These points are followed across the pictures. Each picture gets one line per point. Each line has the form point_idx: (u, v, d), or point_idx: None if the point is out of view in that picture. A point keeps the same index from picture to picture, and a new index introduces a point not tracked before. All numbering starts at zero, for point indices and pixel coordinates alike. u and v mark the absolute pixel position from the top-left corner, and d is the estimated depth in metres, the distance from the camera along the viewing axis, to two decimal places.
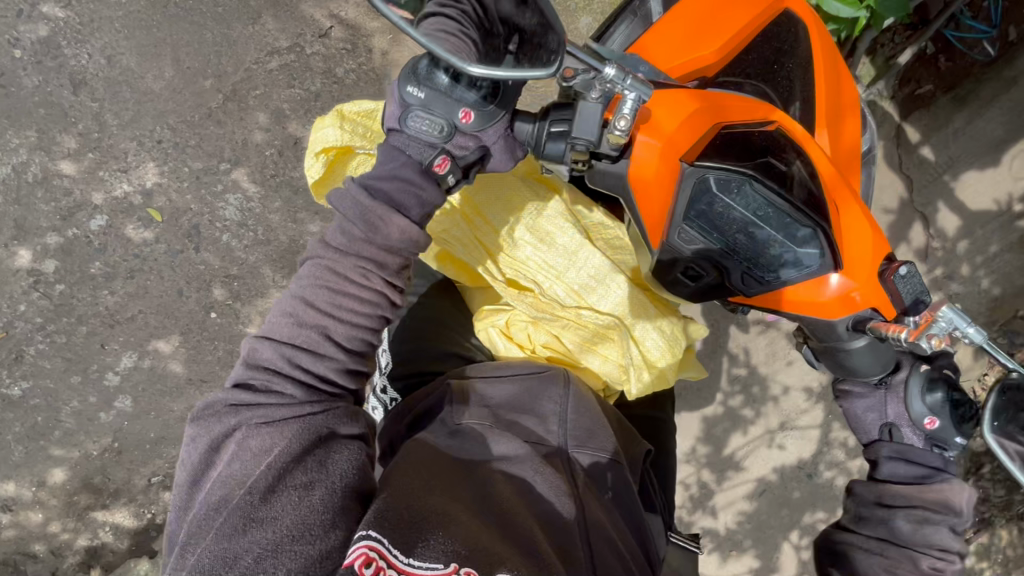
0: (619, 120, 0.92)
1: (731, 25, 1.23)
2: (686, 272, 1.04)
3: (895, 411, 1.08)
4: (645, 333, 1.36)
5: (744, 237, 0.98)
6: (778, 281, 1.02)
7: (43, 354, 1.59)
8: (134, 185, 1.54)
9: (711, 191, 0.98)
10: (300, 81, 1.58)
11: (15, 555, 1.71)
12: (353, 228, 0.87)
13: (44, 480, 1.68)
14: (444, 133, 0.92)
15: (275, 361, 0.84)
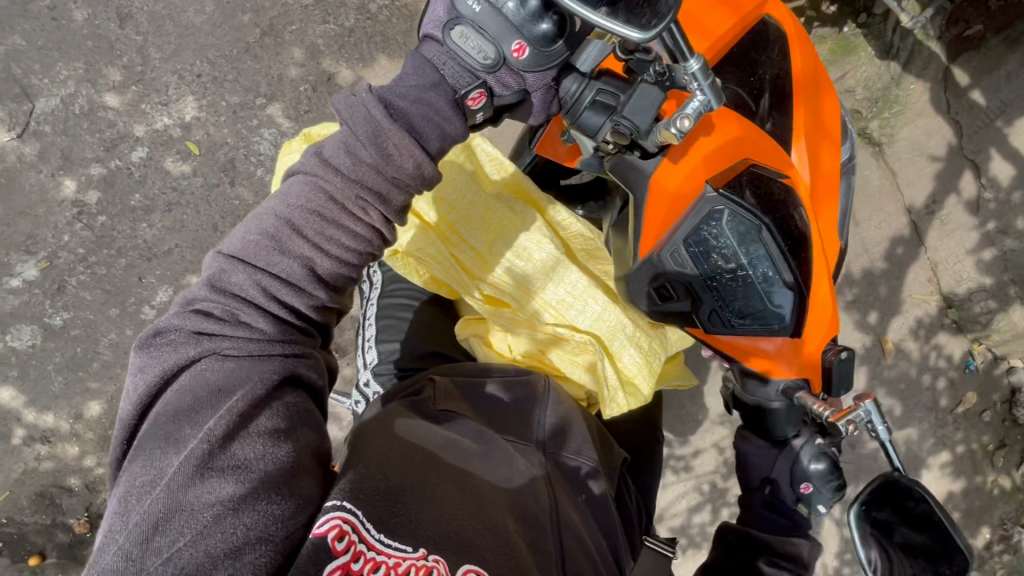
0: (682, 117, 0.89)
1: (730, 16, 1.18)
2: (659, 289, 1.14)
3: (784, 472, 1.28)
4: (622, 350, 1.38)
5: (729, 274, 1.06)
6: (746, 327, 1.11)
7: (84, 285, 1.63)
8: (174, 118, 1.59)
9: (706, 228, 1.05)
10: (334, 17, 1.62)
11: (51, 488, 1.74)
12: (362, 151, 0.80)
13: (81, 413, 1.71)
14: (490, 64, 0.83)
15: (247, 287, 0.78)
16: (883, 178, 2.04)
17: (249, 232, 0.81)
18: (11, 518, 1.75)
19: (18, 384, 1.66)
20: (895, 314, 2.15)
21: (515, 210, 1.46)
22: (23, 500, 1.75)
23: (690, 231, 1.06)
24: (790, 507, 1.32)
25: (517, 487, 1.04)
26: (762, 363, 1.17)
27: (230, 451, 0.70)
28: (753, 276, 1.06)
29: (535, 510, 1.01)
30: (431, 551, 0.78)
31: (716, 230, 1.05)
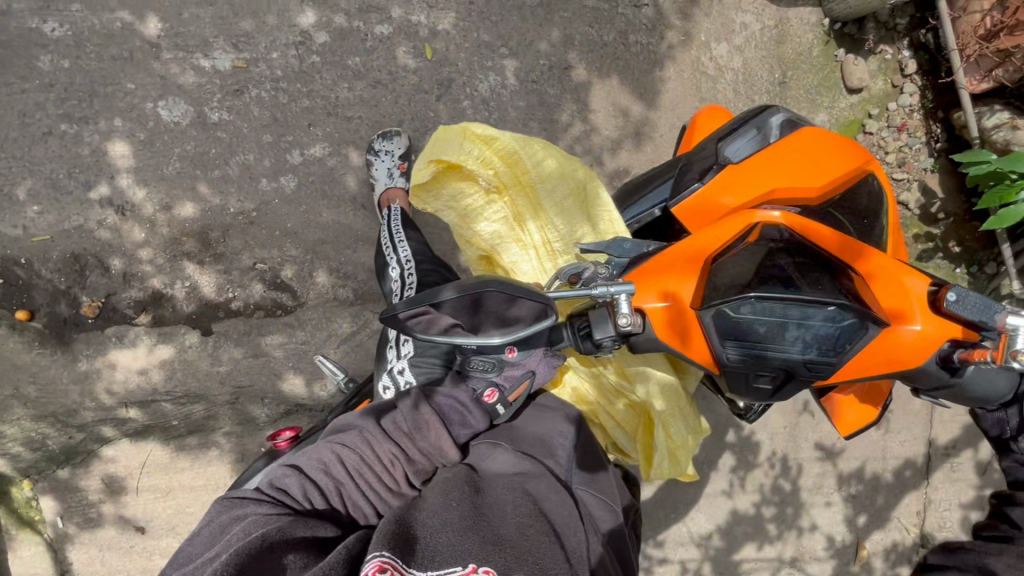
0: (619, 317, 0.98)
1: (836, 168, 1.24)
2: (757, 375, 0.99)
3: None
4: (669, 427, 1.30)
5: (793, 329, 0.97)
6: (851, 347, 0.97)
7: (259, 102, 1.64)
8: (428, 21, 1.69)
9: (730, 321, 0.99)
10: (599, 26, 1.77)
11: (91, 257, 1.62)
12: (402, 423, 1.08)
13: (172, 207, 1.64)
14: (494, 368, 1.20)
15: (295, 487, 0.93)
16: (924, 407, 2.21)
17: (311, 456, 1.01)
18: (29, 263, 1.60)
19: (137, 147, 1.60)
20: (879, 527, 2.26)
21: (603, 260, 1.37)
22: (54, 253, 1.61)
23: (716, 341, 1.00)
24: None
25: (557, 505, 1.00)
26: (900, 367, 1.00)
27: (282, 559, 0.77)
28: (807, 322, 0.96)
29: (572, 532, 0.96)
30: (480, 566, 0.79)
31: (743, 315, 0.98)
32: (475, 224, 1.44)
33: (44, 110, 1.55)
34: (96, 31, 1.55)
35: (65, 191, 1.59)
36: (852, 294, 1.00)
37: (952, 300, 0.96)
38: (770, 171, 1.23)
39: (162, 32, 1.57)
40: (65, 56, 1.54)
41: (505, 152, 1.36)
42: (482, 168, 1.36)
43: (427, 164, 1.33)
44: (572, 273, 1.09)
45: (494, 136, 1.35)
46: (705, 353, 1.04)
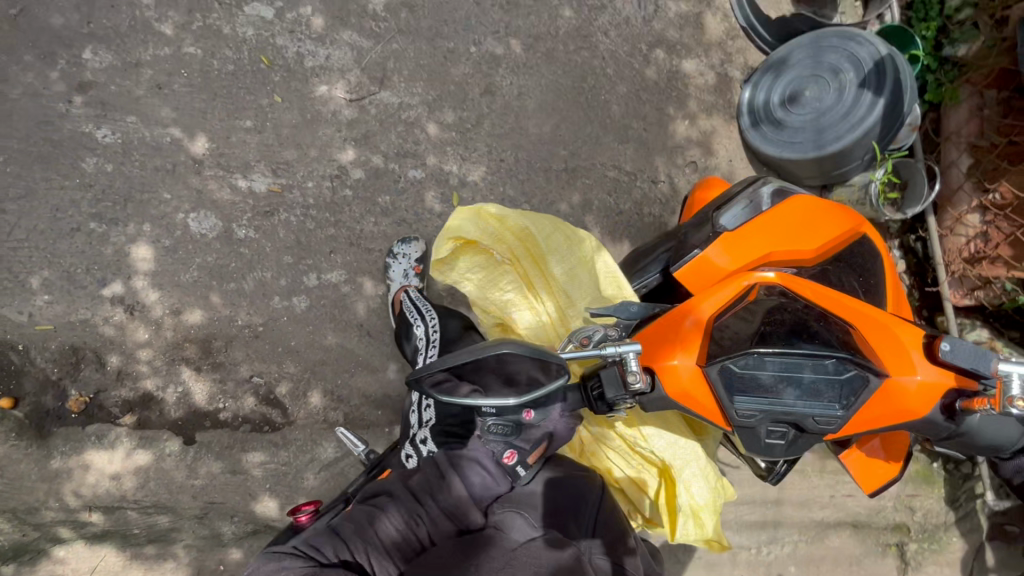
0: (629, 376, 1.01)
1: (825, 234, 1.31)
2: (769, 433, 1.00)
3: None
4: (689, 483, 1.33)
5: (790, 390, 0.98)
6: (853, 402, 0.98)
7: (286, 225, 1.70)
8: (459, 172, 1.79)
9: (737, 376, 1.00)
10: (617, 195, 1.88)
11: (90, 352, 1.63)
12: (428, 480, 1.17)
13: (181, 313, 1.66)
14: (511, 430, 1.17)
15: (324, 544, 1.04)
16: None
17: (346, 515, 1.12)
18: (25, 350, 1.59)
19: (160, 252, 1.64)
20: None
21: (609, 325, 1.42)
22: (53, 343, 1.61)
23: (726, 396, 1.01)
24: None
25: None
26: (905, 418, 1.02)
27: None
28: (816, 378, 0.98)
29: None
30: None
31: (750, 368, 1.00)
32: (492, 292, 1.51)
33: (77, 207, 1.60)
34: (145, 142, 1.63)
35: (79, 284, 1.61)
36: (851, 345, 1.02)
37: (946, 351, 1.00)
38: (764, 238, 1.29)
39: (207, 150, 1.66)
40: (110, 161, 1.61)
41: (516, 228, 1.48)
42: (495, 243, 1.48)
43: (445, 242, 1.46)
44: (584, 335, 1.15)
45: (504, 215, 1.49)
46: (714, 408, 1.05)
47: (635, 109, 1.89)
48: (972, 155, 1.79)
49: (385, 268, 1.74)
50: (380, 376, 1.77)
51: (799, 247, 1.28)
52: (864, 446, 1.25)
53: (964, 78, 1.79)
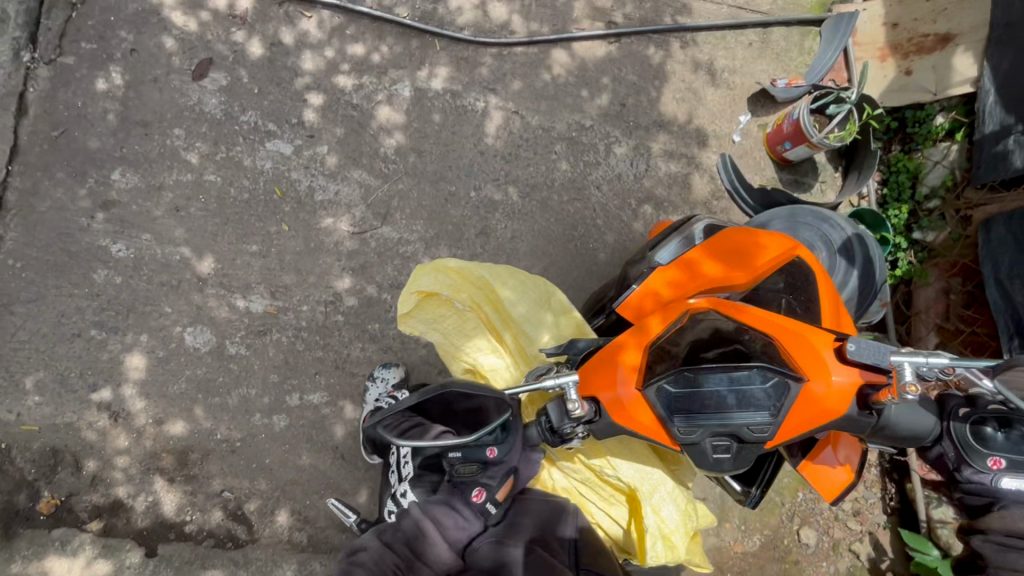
0: (572, 403, 1.02)
1: (758, 255, 1.30)
2: (714, 446, 0.99)
3: (957, 453, 0.99)
4: (660, 502, 1.33)
5: (725, 405, 0.97)
6: (782, 409, 0.98)
7: (277, 345, 1.77)
8: None
9: (674, 396, 1.01)
10: None
11: (69, 454, 1.67)
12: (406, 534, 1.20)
13: (164, 423, 1.71)
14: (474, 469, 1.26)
15: None
16: None
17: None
18: (7, 449, 1.64)
19: (152, 363, 1.71)
20: None
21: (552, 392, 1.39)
22: (35, 444, 1.65)
23: (667, 415, 1.01)
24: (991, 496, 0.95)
25: None
26: (829, 418, 1.01)
27: None
28: (742, 389, 0.97)
29: None
30: None
31: (682, 387, 1.00)
32: (458, 340, 1.51)
33: (81, 314, 1.69)
34: (155, 258, 1.73)
35: (70, 388, 1.68)
36: (775, 358, 1.04)
37: (851, 350, 1.01)
38: (696, 267, 1.31)
39: (213, 270, 1.76)
40: (119, 273, 1.71)
41: (476, 278, 1.50)
42: (456, 293, 1.47)
43: (410, 295, 1.44)
44: (540, 372, 1.17)
45: (463, 267, 1.49)
46: (659, 429, 1.05)
47: (621, 257, 1.98)
48: (938, 335, 1.87)
49: (364, 389, 1.79)
50: (348, 499, 1.79)
51: (730, 269, 1.28)
52: (816, 457, 1.17)
53: (932, 262, 1.90)
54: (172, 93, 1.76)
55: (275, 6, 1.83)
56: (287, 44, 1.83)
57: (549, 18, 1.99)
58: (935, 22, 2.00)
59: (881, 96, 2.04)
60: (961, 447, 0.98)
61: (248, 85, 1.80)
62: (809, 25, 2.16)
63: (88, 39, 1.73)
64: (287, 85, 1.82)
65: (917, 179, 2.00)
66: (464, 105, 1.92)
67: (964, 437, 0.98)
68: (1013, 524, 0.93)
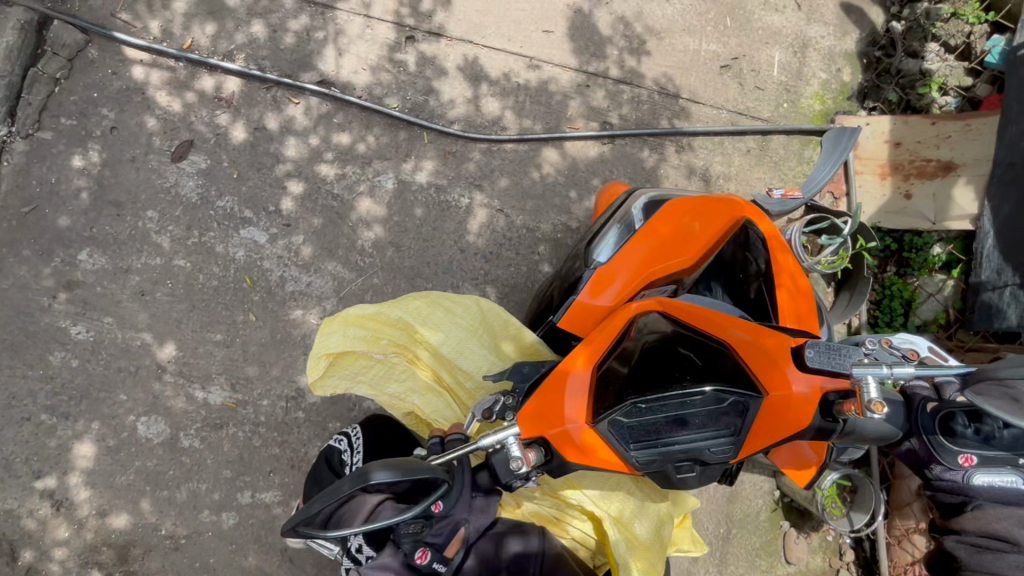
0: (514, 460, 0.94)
1: (693, 246, 1.39)
2: (677, 472, 0.93)
3: (927, 451, 1.06)
4: (632, 519, 1.31)
5: (680, 429, 0.92)
6: (743, 430, 0.94)
7: (232, 439, 1.71)
8: None
9: (627, 425, 0.93)
10: None
11: (5, 543, 1.61)
12: None
13: (107, 515, 1.65)
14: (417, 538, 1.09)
15: None
16: None
17: None
18: None
19: (101, 452, 1.66)
20: None
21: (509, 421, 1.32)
22: None
23: (623, 446, 0.94)
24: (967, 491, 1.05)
25: None
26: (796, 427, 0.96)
27: None
28: (694, 414, 0.92)
29: None
30: None
31: (636, 412, 0.93)
32: (388, 385, 1.41)
33: (33, 397, 1.64)
34: (115, 343, 1.68)
35: (14, 474, 1.62)
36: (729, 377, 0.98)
37: (811, 357, 0.94)
38: (640, 265, 1.36)
39: (173, 357, 1.70)
40: (76, 357, 1.66)
41: (392, 322, 1.36)
42: (372, 344, 1.36)
43: (319, 360, 1.32)
44: (485, 407, 1.08)
45: (374, 312, 1.35)
46: (615, 461, 0.96)
47: None
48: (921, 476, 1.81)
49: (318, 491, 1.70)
50: None
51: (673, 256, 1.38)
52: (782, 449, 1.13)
53: None
54: (149, 173, 1.73)
55: (262, 90, 1.80)
56: (272, 129, 1.79)
57: (543, 115, 1.95)
58: (937, 148, 1.93)
59: (876, 214, 1.97)
60: (933, 447, 1.05)
61: (228, 169, 1.76)
62: (810, 135, 2.08)
63: (68, 114, 1.70)
64: (268, 172, 1.78)
65: (910, 306, 1.95)
66: (447, 200, 1.87)
67: (933, 428, 1.05)
68: (986, 525, 1.04)
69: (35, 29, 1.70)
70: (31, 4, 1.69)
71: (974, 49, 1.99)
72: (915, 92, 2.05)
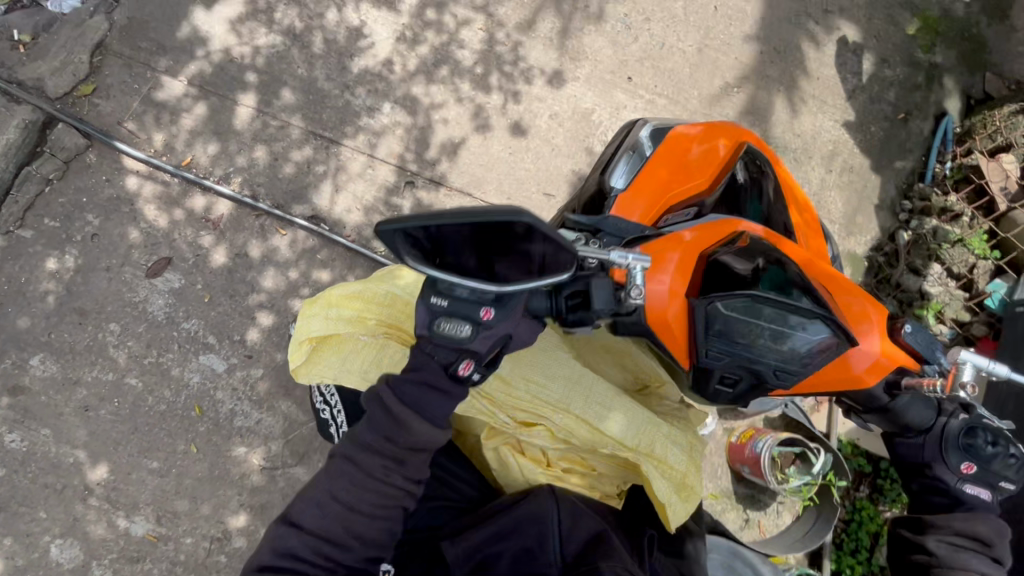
0: (633, 288, 1.03)
1: (707, 170, 1.54)
2: (722, 380, 1.12)
3: (937, 454, 1.24)
4: (665, 450, 1.23)
5: (767, 339, 1.07)
6: (813, 365, 1.11)
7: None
8: None
9: (722, 315, 1.08)
10: None
11: None
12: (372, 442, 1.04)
13: None
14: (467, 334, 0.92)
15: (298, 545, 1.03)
16: None
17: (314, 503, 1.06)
18: None
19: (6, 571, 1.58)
20: None
21: (528, 363, 1.24)
22: None
23: (701, 334, 1.10)
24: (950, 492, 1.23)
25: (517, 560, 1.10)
26: (855, 386, 1.22)
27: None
28: (789, 331, 1.08)
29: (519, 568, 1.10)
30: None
31: (743, 322, 1.08)
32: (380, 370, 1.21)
33: None
34: (46, 457, 1.63)
35: None
36: (825, 303, 1.14)
37: (909, 331, 1.29)
38: (672, 173, 1.51)
39: (103, 480, 1.64)
40: (4, 466, 1.60)
41: (380, 297, 1.25)
42: (358, 324, 1.23)
43: (300, 345, 1.24)
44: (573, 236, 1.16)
45: (358, 292, 1.26)
46: (685, 347, 1.15)
47: None
48: None
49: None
50: None
51: (695, 175, 1.52)
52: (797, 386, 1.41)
53: None
54: (120, 285, 1.71)
55: (251, 217, 1.78)
56: (252, 257, 1.77)
57: None
58: None
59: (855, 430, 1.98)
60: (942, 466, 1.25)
61: (200, 292, 1.74)
62: None
63: (53, 216, 1.70)
64: (240, 300, 1.75)
65: (877, 534, 1.92)
66: None
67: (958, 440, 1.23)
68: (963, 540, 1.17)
69: (39, 128, 1.71)
70: (40, 104, 1.71)
71: (976, 285, 2.00)
72: (911, 311, 2.01)
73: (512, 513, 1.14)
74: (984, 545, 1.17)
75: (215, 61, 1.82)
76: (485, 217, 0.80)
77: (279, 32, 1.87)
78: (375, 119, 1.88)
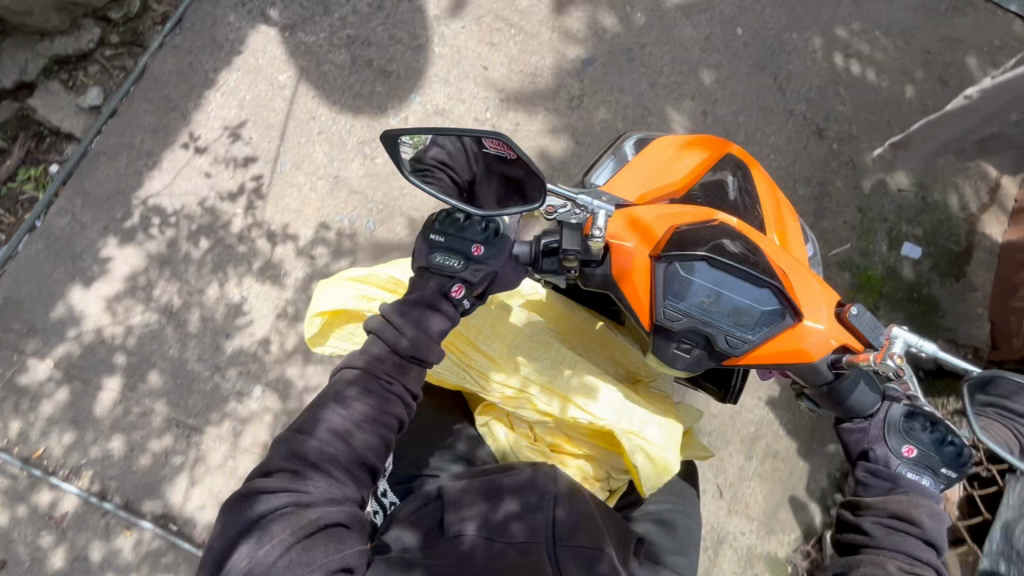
0: (597, 232, 0.97)
1: (687, 170, 1.37)
2: (677, 348, 0.99)
3: (879, 436, 1.06)
4: (643, 425, 1.17)
5: (720, 305, 0.96)
6: (766, 333, 0.98)
7: None
8: None
9: (680, 277, 0.98)
10: None
11: None
12: (387, 335, 1.00)
13: None
14: (460, 266, 1.01)
15: (295, 459, 0.91)
16: None
17: (307, 418, 0.96)
18: None
19: None
20: None
21: (515, 340, 1.30)
22: None
23: (660, 294, 0.98)
24: (897, 473, 1.04)
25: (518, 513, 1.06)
26: (800, 359, 1.01)
27: (276, 532, 0.85)
28: (751, 291, 0.97)
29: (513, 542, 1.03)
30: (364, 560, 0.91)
31: (700, 281, 0.97)
32: None
33: None
34: None
35: None
36: (774, 272, 1.01)
37: (854, 315, 1.03)
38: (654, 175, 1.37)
39: None
40: None
41: (381, 280, 1.33)
42: (364, 301, 1.29)
43: (311, 319, 1.26)
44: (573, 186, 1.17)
45: (365, 272, 1.33)
46: (646, 310, 1.02)
47: None
48: None
49: None
50: None
51: (671, 176, 1.37)
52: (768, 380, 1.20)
53: None
54: None
55: (97, 514, 1.70)
56: (92, 560, 1.68)
57: None
58: None
59: None
60: (879, 435, 1.06)
61: None
62: None
63: None
64: None
65: None
66: None
67: (898, 419, 1.05)
68: (905, 507, 1.00)
69: None
70: None
71: None
72: None
73: (519, 473, 1.09)
74: (921, 529, 0.99)
75: (85, 343, 1.79)
76: (474, 134, 0.89)
77: (154, 309, 1.83)
78: (243, 404, 1.80)
